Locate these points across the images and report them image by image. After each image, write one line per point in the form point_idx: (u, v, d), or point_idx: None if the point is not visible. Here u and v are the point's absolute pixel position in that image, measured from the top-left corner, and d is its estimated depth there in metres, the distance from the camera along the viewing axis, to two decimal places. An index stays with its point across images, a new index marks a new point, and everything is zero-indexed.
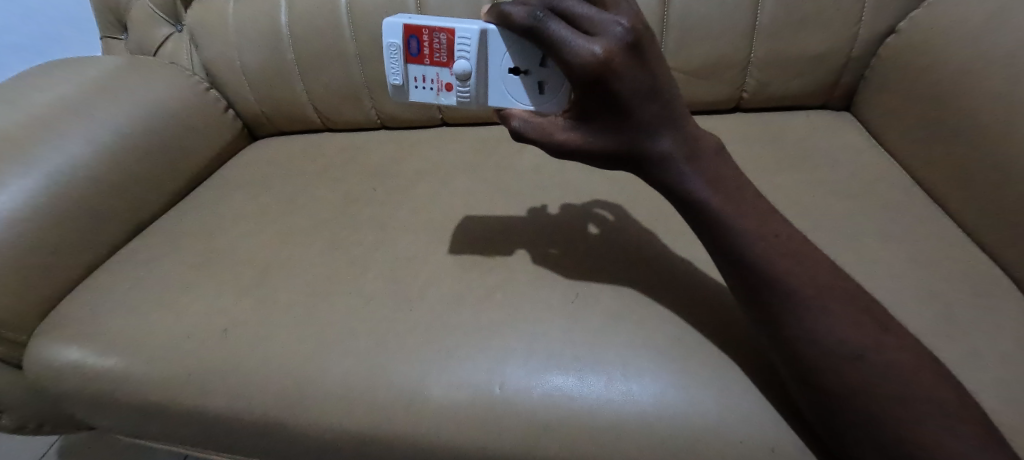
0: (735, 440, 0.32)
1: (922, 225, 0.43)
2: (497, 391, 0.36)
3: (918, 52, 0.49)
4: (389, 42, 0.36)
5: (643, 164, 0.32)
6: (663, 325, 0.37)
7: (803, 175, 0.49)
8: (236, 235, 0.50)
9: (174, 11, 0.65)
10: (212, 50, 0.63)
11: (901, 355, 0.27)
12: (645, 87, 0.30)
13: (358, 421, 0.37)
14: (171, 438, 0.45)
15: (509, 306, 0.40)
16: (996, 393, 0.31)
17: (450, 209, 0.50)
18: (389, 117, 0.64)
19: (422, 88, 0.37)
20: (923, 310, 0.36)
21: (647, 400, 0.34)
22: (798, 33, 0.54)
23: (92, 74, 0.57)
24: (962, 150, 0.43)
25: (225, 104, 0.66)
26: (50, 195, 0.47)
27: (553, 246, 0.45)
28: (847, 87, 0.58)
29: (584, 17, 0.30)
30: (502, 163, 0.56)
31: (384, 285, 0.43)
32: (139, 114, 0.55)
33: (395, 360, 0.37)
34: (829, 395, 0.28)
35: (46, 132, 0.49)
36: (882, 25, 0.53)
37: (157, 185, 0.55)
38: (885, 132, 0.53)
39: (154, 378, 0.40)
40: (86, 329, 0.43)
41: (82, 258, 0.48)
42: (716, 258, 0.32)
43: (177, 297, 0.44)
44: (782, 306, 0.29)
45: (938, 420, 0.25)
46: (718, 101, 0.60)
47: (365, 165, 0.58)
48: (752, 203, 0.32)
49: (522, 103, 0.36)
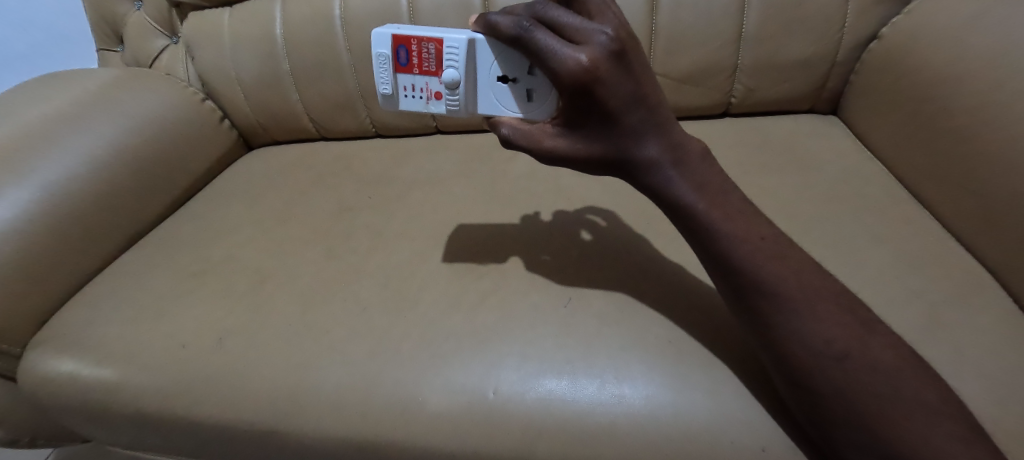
0: (728, 440, 0.32)
1: (909, 226, 0.44)
2: (490, 396, 0.36)
3: (899, 57, 0.50)
4: (378, 52, 0.36)
5: (630, 170, 0.32)
6: (655, 328, 0.37)
7: (793, 178, 0.49)
8: (230, 245, 0.50)
9: (170, 23, 0.66)
10: (207, 61, 0.64)
11: (886, 355, 0.28)
12: (631, 94, 0.30)
13: (351, 428, 0.37)
14: (166, 449, 0.45)
15: (500, 312, 0.40)
16: (982, 393, 0.31)
17: (444, 216, 0.50)
18: (383, 125, 0.65)
19: (411, 97, 0.38)
20: (910, 311, 0.36)
21: (639, 402, 0.34)
22: (784, 39, 0.55)
23: (89, 85, 0.57)
24: (946, 151, 0.43)
25: (220, 115, 0.66)
26: (47, 206, 0.47)
27: (546, 253, 0.45)
28: (834, 92, 0.58)
29: (570, 26, 0.30)
30: (495, 170, 0.56)
31: (378, 292, 0.43)
32: (134, 125, 0.56)
33: (389, 367, 0.37)
34: (817, 397, 0.28)
35: (41, 144, 0.50)
36: (865, 30, 0.54)
37: (152, 195, 0.55)
38: (870, 135, 0.54)
39: (149, 389, 0.40)
40: (80, 342, 0.43)
41: (78, 269, 0.48)
42: (705, 263, 0.33)
43: (172, 308, 0.44)
44: (769, 309, 0.29)
45: (924, 420, 0.25)
46: (706, 107, 0.60)
47: (360, 173, 0.59)
48: (738, 207, 0.32)
49: (510, 110, 0.36)
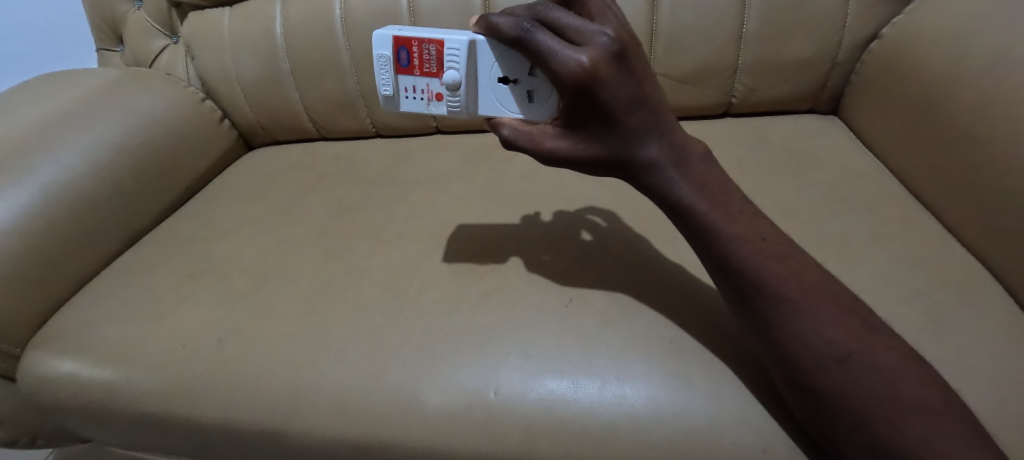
0: (729, 440, 0.32)
1: (909, 226, 0.44)
2: (491, 396, 0.36)
3: (899, 58, 0.50)
4: (378, 54, 0.36)
5: (631, 170, 0.32)
6: (656, 328, 0.37)
7: (794, 178, 0.49)
8: (231, 245, 0.50)
9: (170, 22, 0.66)
10: (208, 61, 0.64)
11: (888, 355, 0.28)
12: (632, 95, 0.30)
13: (352, 428, 0.37)
14: (166, 449, 0.45)
15: (502, 312, 0.40)
16: (984, 393, 0.31)
17: (445, 217, 0.50)
18: (384, 125, 0.65)
19: (411, 98, 0.38)
20: (911, 311, 0.36)
21: (640, 402, 0.34)
22: (784, 39, 0.55)
23: (89, 85, 0.57)
24: (946, 152, 0.43)
25: (221, 115, 0.66)
26: (46, 206, 0.47)
27: (546, 253, 0.45)
28: (834, 92, 0.58)
29: (571, 27, 0.30)
30: (496, 169, 0.56)
31: (379, 293, 0.43)
32: (134, 125, 0.56)
33: (390, 367, 0.38)
34: (819, 398, 0.28)
35: (40, 144, 0.49)
36: (865, 31, 0.54)
37: (152, 195, 0.55)
38: (871, 135, 0.54)
39: (149, 389, 0.40)
40: (80, 342, 0.43)
41: (77, 269, 0.48)
42: (706, 265, 0.33)
43: (172, 308, 0.44)
44: (770, 309, 0.30)
45: (926, 421, 0.25)
46: (707, 107, 0.60)
47: (360, 173, 0.59)
48: (739, 207, 0.32)
49: (511, 111, 0.36)
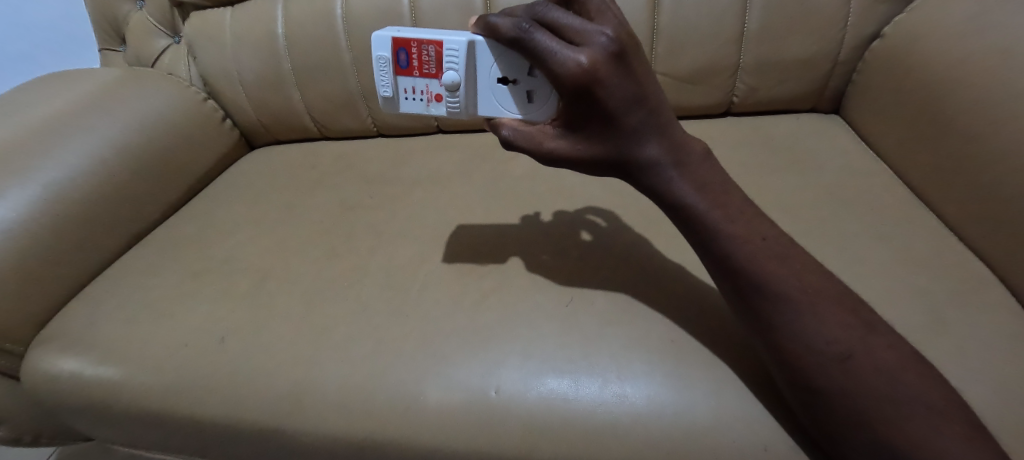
0: (730, 440, 0.32)
1: (911, 225, 0.43)
2: (492, 395, 0.36)
3: (901, 56, 0.50)
4: (378, 55, 0.37)
5: (632, 170, 0.32)
6: (656, 328, 0.37)
7: (795, 178, 0.49)
8: (232, 244, 0.50)
9: (173, 23, 0.66)
10: (210, 61, 0.64)
11: (888, 354, 0.28)
12: (631, 95, 0.30)
13: (353, 427, 0.37)
14: (167, 448, 0.45)
15: (502, 311, 0.40)
16: (985, 394, 0.31)
17: (445, 216, 0.50)
18: (384, 125, 0.65)
19: (411, 99, 0.38)
20: (913, 311, 0.36)
21: (641, 401, 0.34)
22: (786, 38, 0.55)
23: (93, 85, 0.57)
24: (948, 151, 0.43)
25: (223, 115, 0.66)
26: (48, 206, 0.47)
27: (546, 253, 0.45)
28: (836, 90, 0.58)
29: (570, 28, 0.30)
30: (497, 169, 0.56)
31: (379, 292, 0.43)
32: (137, 125, 0.56)
33: (391, 366, 0.38)
34: (820, 398, 0.28)
35: (42, 143, 0.50)
36: (867, 29, 0.54)
37: (153, 194, 0.55)
38: (873, 134, 0.53)
39: (151, 387, 0.40)
40: (82, 340, 0.43)
41: (79, 268, 0.48)
42: (707, 265, 0.32)
43: (174, 308, 0.44)
44: (770, 310, 0.29)
45: (926, 420, 0.25)
46: (708, 106, 0.60)
47: (361, 172, 0.59)
48: (739, 207, 0.32)
49: (510, 111, 0.36)
